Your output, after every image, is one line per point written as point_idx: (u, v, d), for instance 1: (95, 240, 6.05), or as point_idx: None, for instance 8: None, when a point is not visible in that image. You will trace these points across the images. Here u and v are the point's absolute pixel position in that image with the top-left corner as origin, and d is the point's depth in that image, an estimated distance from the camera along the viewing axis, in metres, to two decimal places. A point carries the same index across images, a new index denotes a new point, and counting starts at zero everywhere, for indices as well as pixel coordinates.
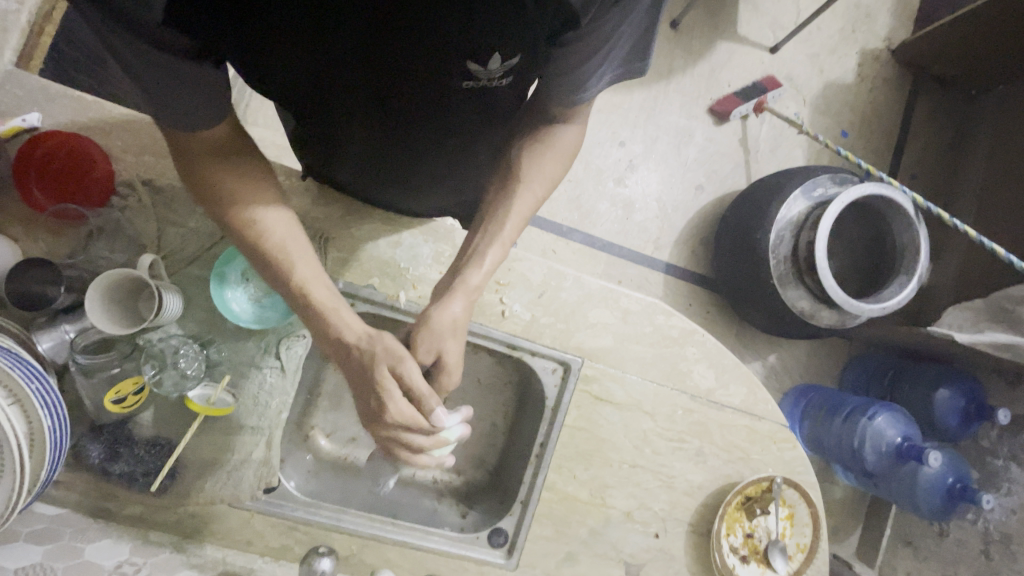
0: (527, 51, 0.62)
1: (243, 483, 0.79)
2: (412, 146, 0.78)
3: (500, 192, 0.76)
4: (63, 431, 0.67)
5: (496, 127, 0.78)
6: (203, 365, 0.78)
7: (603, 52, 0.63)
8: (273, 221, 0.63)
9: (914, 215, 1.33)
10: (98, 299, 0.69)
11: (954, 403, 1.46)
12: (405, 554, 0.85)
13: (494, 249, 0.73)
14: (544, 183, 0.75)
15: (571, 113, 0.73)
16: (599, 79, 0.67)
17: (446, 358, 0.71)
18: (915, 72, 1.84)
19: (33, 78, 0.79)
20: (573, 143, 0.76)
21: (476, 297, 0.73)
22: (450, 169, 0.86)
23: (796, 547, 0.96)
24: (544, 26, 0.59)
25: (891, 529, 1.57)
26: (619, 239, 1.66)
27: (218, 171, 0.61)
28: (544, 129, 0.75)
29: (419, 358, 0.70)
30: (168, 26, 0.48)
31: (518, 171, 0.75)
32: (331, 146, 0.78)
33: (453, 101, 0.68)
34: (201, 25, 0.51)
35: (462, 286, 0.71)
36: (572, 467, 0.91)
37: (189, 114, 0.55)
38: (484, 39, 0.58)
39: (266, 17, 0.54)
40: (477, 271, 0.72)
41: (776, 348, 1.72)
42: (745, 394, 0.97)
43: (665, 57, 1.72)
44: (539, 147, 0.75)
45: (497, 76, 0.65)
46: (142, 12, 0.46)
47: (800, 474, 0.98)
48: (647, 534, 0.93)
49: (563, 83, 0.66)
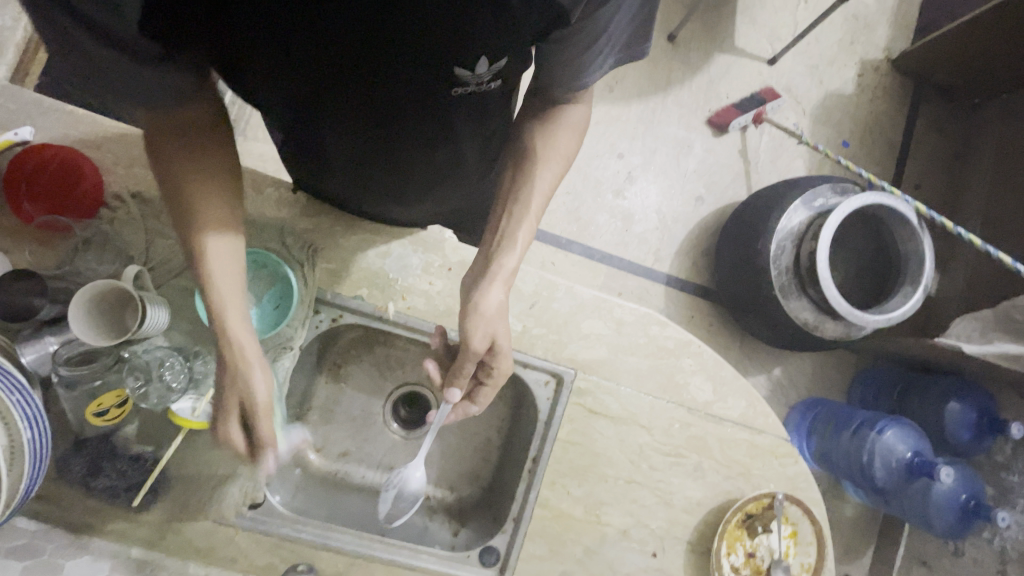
0: (515, 52, 0.62)
1: (228, 498, 0.77)
2: (401, 157, 0.77)
3: (517, 175, 0.76)
4: (45, 444, 0.67)
5: (485, 132, 0.78)
6: (188, 378, 0.77)
7: (601, 40, 0.62)
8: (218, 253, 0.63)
9: (917, 225, 1.31)
10: (80, 313, 0.69)
11: (966, 416, 1.43)
12: (393, 572, 0.83)
13: (523, 229, 0.74)
14: (560, 160, 0.75)
15: (569, 99, 0.73)
16: (598, 66, 0.67)
17: (499, 343, 0.73)
18: (916, 81, 1.83)
19: (27, 93, 0.80)
20: (580, 122, 0.76)
21: (509, 286, 0.74)
22: (441, 179, 0.85)
23: (802, 568, 0.92)
24: (533, 27, 0.58)
25: (905, 548, 1.53)
26: (619, 251, 1.65)
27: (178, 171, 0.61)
28: (549, 111, 0.75)
29: (475, 347, 0.71)
30: (145, 36, 0.50)
31: (533, 151, 0.75)
32: (320, 158, 0.77)
33: (441, 109, 0.67)
34: (171, 24, 0.51)
35: (502, 271, 0.73)
36: (566, 483, 0.88)
37: (149, 93, 0.55)
38: (472, 43, 0.57)
39: (239, 22, 0.53)
40: (513, 255, 0.73)
41: (782, 361, 1.69)
42: (745, 407, 0.95)
43: (662, 70, 1.72)
44: (550, 128, 0.75)
45: (485, 80, 0.64)
46: (113, 17, 0.48)
47: (804, 491, 0.95)
48: (645, 554, 0.90)
49: (562, 72, 0.67)
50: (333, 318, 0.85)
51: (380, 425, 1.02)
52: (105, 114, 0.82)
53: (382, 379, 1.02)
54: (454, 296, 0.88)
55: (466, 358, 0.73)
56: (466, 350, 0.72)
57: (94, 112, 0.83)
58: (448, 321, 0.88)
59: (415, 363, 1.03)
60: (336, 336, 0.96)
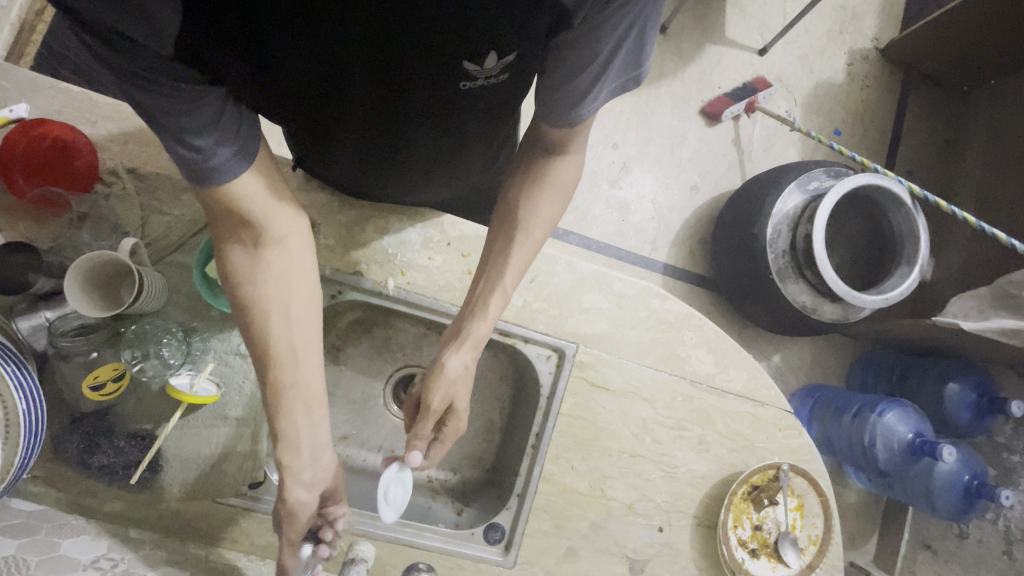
0: (526, 48, 0.58)
1: (228, 478, 0.76)
2: (409, 150, 0.75)
3: (498, 235, 0.77)
4: (39, 419, 0.65)
5: (497, 123, 0.76)
6: (185, 353, 0.77)
7: (597, 62, 0.57)
8: (293, 355, 0.64)
9: (912, 205, 1.31)
10: (76, 283, 0.68)
11: (965, 397, 1.43)
12: (396, 552, 0.82)
13: (495, 296, 0.75)
14: (544, 224, 0.76)
15: (562, 137, 0.69)
16: (594, 97, 0.62)
17: (456, 404, 0.76)
18: (904, 70, 1.85)
19: (21, 70, 0.80)
20: (569, 179, 0.76)
21: (474, 353, 0.76)
22: (448, 166, 0.83)
23: (808, 540, 0.92)
24: (542, 21, 0.54)
25: (909, 533, 1.53)
26: (616, 241, 1.66)
27: (244, 265, 0.62)
28: (541, 168, 0.75)
29: (431, 405, 0.74)
30: (181, 60, 0.46)
31: (515, 213, 0.76)
32: (323, 147, 0.74)
33: (452, 101, 0.64)
34: (207, 56, 0.48)
35: (470, 338, 0.75)
36: (570, 457, 0.88)
37: (212, 144, 0.53)
38: (483, 37, 0.54)
39: (261, 36, 0.50)
40: (484, 322, 0.75)
41: (780, 348, 1.69)
42: (747, 379, 0.95)
43: (654, 62, 1.73)
44: (534, 183, 0.75)
45: (495, 74, 0.61)
46: (149, 40, 0.44)
47: (808, 463, 0.95)
48: (651, 528, 0.89)
49: (556, 93, 0.62)
50: (331, 295, 0.85)
51: (381, 407, 1.00)
52: (99, 91, 0.82)
53: (381, 361, 1.01)
54: (453, 271, 0.88)
55: (423, 419, 0.76)
56: (424, 410, 0.75)
57: (88, 91, 0.83)
58: (446, 296, 0.87)
59: (414, 344, 1.02)
60: (335, 317, 0.95)
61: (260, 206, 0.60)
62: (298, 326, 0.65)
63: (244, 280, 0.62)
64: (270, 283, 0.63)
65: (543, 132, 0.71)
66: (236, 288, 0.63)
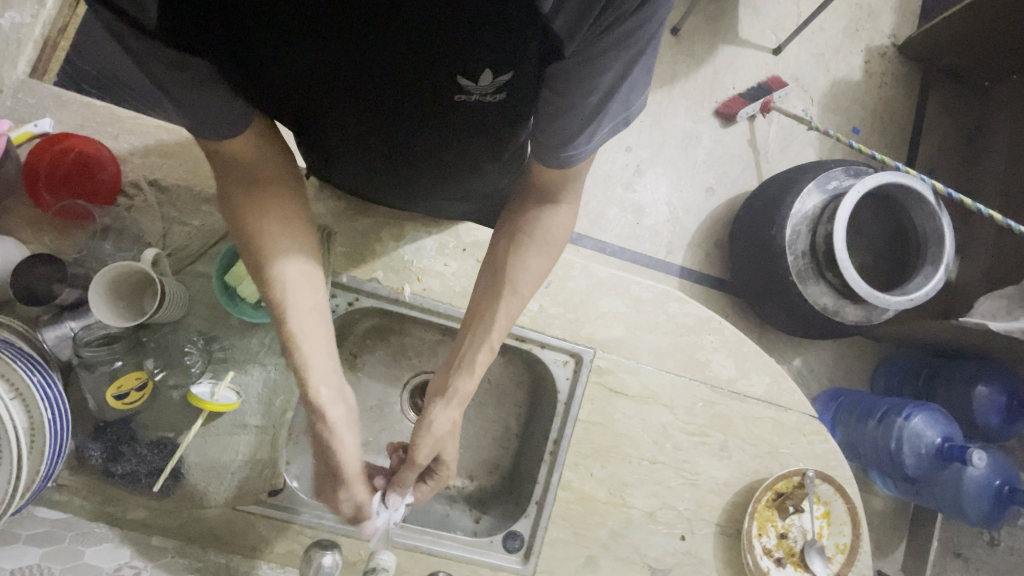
0: (523, 70, 0.56)
1: (247, 484, 0.77)
2: (412, 159, 0.75)
3: (489, 282, 0.73)
4: (65, 430, 0.66)
5: (500, 147, 0.74)
6: (207, 361, 0.78)
7: (594, 95, 0.54)
8: (298, 289, 0.64)
9: (935, 203, 1.28)
10: (101, 295, 0.69)
11: (996, 401, 1.39)
12: (415, 560, 0.81)
13: (482, 354, 0.72)
14: (531, 281, 0.72)
15: (556, 179, 0.66)
16: (589, 134, 0.58)
17: (445, 455, 0.75)
18: (924, 66, 1.82)
19: (45, 87, 0.83)
20: (560, 237, 0.72)
21: (462, 409, 0.74)
22: (455, 181, 0.82)
23: (836, 548, 0.89)
24: (528, 48, 0.53)
25: (938, 540, 1.49)
26: (631, 244, 1.64)
27: (245, 207, 0.62)
28: (531, 218, 0.71)
29: (418, 460, 0.72)
30: (165, 39, 0.46)
31: (505, 267, 0.71)
32: (326, 151, 0.75)
33: (447, 112, 0.63)
34: (192, 33, 0.47)
35: (457, 396, 0.72)
36: (588, 464, 0.87)
37: (204, 124, 0.53)
38: (473, 54, 0.53)
39: (251, 19, 0.50)
40: (470, 377, 0.72)
41: (802, 351, 1.66)
42: (769, 383, 0.93)
43: (667, 64, 1.72)
44: (522, 240, 0.71)
45: (490, 92, 0.59)
46: (136, 12, 0.44)
47: (834, 469, 0.92)
48: (672, 537, 0.87)
49: (550, 128, 0.58)
50: (348, 302, 0.85)
51: (398, 414, 1.00)
52: (121, 105, 0.84)
53: (398, 367, 1.01)
54: (469, 277, 0.88)
55: (408, 469, 0.73)
56: (409, 463, 0.73)
57: (110, 105, 0.85)
58: (462, 302, 0.87)
59: (430, 351, 1.01)
60: (351, 324, 0.95)
61: (255, 151, 0.60)
62: (305, 275, 0.66)
63: (249, 230, 0.62)
64: (276, 232, 0.64)
65: (539, 176, 0.67)
66: (243, 240, 0.63)
